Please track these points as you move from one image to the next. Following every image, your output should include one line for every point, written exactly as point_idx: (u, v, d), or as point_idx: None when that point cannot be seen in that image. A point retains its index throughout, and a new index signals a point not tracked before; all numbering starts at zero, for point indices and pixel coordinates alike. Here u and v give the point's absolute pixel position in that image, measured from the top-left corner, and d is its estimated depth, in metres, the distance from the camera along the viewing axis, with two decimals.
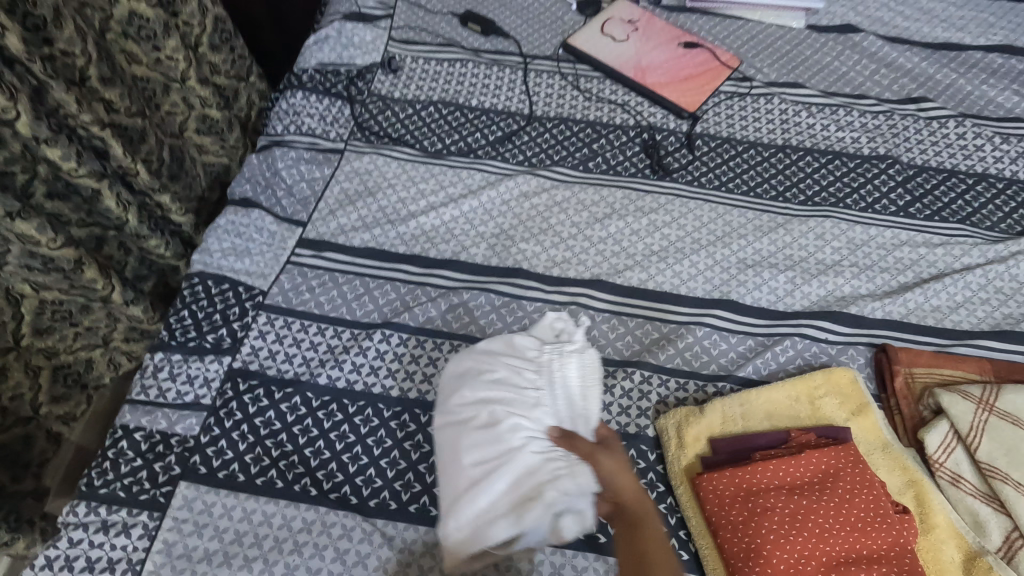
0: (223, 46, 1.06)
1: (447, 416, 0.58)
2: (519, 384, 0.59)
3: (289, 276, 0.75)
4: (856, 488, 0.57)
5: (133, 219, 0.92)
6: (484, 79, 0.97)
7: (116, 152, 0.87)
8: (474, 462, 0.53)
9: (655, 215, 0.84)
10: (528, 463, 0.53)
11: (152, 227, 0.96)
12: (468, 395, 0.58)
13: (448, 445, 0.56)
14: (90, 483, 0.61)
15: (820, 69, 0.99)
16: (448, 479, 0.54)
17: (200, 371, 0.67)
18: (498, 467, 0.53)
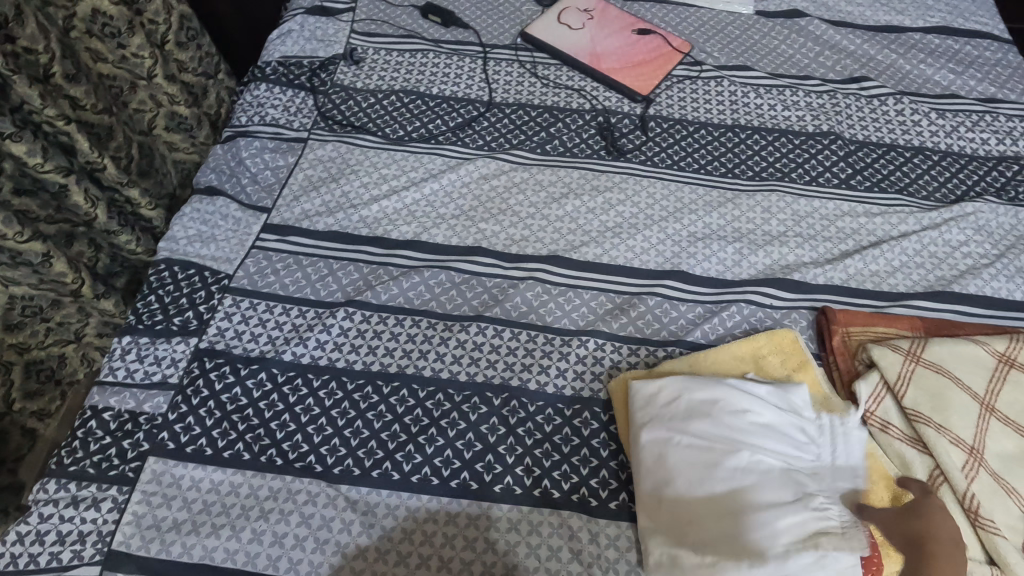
0: (189, 44, 1.07)
1: (697, 443, 0.57)
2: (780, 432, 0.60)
3: (254, 260, 0.78)
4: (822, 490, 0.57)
5: (102, 214, 0.93)
6: (444, 68, 1.00)
7: (83, 147, 0.88)
8: (735, 499, 0.54)
9: (610, 194, 0.87)
10: (809, 512, 0.53)
11: (122, 222, 0.97)
12: (727, 428, 0.58)
13: (703, 477, 0.55)
14: (60, 461, 0.63)
15: (768, 53, 1.04)
16: (703, 505, 0.54)
17: (167, 353, 0.70)
18: (776, 507, 0.53)
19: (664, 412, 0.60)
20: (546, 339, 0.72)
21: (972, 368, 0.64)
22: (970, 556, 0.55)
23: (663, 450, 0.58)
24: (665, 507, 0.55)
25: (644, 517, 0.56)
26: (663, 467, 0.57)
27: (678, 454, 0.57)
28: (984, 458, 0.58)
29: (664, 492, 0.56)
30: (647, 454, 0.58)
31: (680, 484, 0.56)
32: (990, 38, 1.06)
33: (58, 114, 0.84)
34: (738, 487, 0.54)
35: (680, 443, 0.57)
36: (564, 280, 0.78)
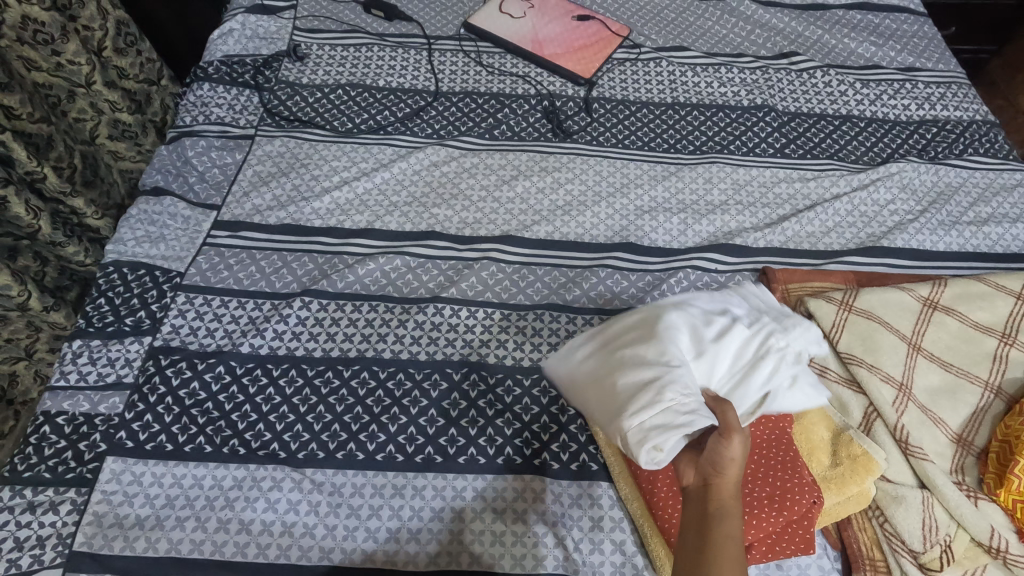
0: (128, 50, 1.05)
1: (617, 339, 0.60)
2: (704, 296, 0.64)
3: (206, 257, 0.77)
4: (764, 511, 0.55)
5: (46, 225, 0.91)
6: (390, 61, 1.01)
7: (20, 157, 0.86)
8: (655, 359, 0.56)
9: (559, 173, 0.89)
10: (748, 334, 0.60)
11: (68, 233, 0.96)
12: (639, 317, 0.61)
13: (627, 356, 0.57)
14: (13, 468, 0.62)
15: (703, 33, 1.08)
16: (649, 369, 0.55)
17: (121, 353, 0.70)
18: (721, 336, 0.58)
19: (586, 336, 0.63)
20: (503, 315, 0.74)
21: (901, 313, 0.68)
22: (904, 482, 0.60)
23: (596, 359, 0.60)
24: (616, 389, 0.55)
25: (607, 410, 0.55)
26: (610, 361, 0.58)
27: (611, 350, 0.59)
28: (912, 393, 0.63)
29: (611, 378, 0.56)
30: (586, 371, 0.60)
31: (626, 360, 0.57)
32: (907, 12, 1.12)
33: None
34: (673, 349, 0.56)
35: (612, 340, 0.60)
36: (517, 258, 0.80)
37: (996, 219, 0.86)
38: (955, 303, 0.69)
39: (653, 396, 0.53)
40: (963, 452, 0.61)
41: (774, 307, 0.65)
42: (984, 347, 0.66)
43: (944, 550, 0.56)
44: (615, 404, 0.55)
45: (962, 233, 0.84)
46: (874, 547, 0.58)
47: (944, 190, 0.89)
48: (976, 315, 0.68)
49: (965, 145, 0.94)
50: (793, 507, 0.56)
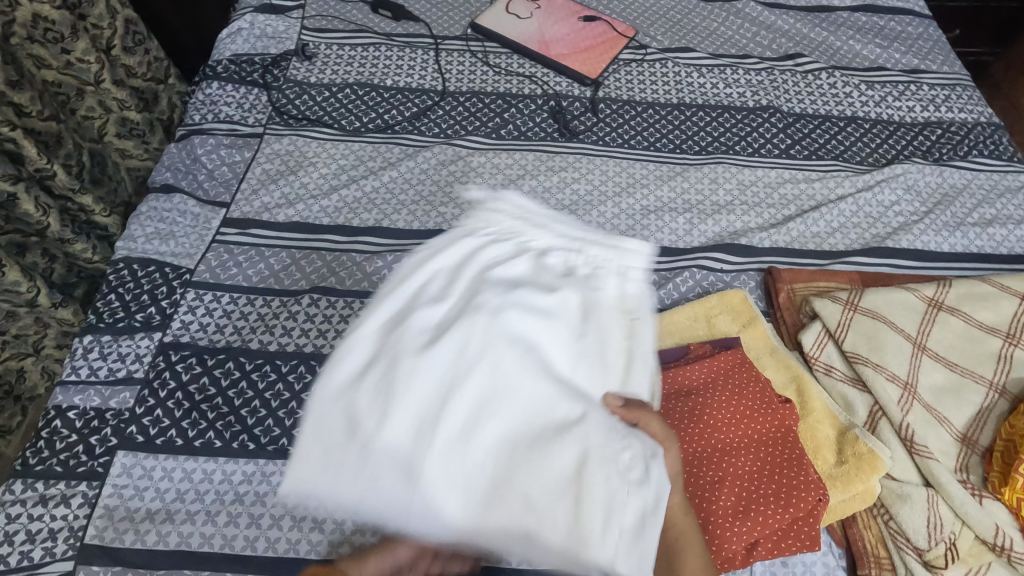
0: (136, 49, 1.05)
1: (474, 443, 0.49)
2: (443, 305, 0.54)
3: (215, 254, 0.78)
4: (770, 508, 0.56)
5: (55, 222, 0.92)
6: (398, 61, 1.01)
7: (31, 154, 0.87)
8: (543, 448, 0.49)
9: (565, 173, 0.89)
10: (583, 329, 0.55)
11: (77, 230, 0.96)
12: (469, 390, 0.50)
13: (511, 464, 0.49)
14: (25, 462, 0.62)
15: (709, 35, 1.08)
16: (551, 464, 0.49)
17: (131, 348, 0.70)
18: (573, 358, 0.54)
19: (411, 435, 0.49)
20: None
21: (906, 312, 0.68)
22: (908, 480, 0.60)
23: (467, 468, 0.49)
24: (526, 503, 0.48)
25: (524, 541, 0.48)
26: (498, 432, 0.50)
27: (484, 453, 0.49)
28: (916, 392, 0.63)
29: (511, 494, 0.48)
30: (456, 465, 0.49)
31: (516, 462, 0.49)
32: (912, 14, 1.13)
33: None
34: (550, 422, 0.50)
35: (465, 429, 0.49)
36: None
37: (1001, 221, 0.86)
38: (960, 303, 0.69)
39: (577, 506, 0.48)
40: (968, 451, 0.61)
41: (544, 219, 0.63)
42: (989, 347, 0.66)
43: (948, 548, 0.56)
44: (536, 532, 0.48)
45: (966, 234, 0.84)
46: (879, 545, 0.59)
47: (949, 191, 0.89)
48: (982, 315, 0.68)
49: (970, 147, 0.95)
50: (799, 504, 0.56)
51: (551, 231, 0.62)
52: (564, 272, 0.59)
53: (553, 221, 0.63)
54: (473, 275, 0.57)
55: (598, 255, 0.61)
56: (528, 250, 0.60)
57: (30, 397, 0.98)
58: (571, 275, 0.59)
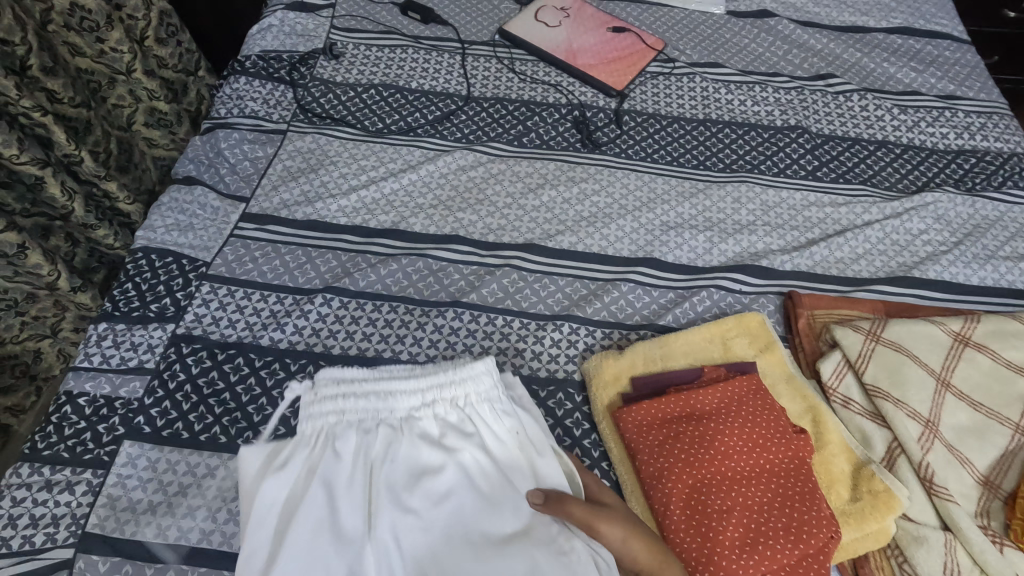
0: (168, 40, 1.06)
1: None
2: (329, 509, 0.51)
3: (232, 248, 0.78)
4: (780, 542, 0.54)
5: (80, 208, 0.93)
6: (424, 64, 1.01)
7: (60, 140, 0.89)
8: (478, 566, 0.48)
9: (585, 184, 0.88)
10: (476, 441, 0.55)
11: (100, 217, 0.98)
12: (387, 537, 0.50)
13: None
14: (33, 446, 0.63)
15: (739, 51, 1.07)
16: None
17: (144, 338, 0.71)
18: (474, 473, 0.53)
19: None
20: (521, 324, 0.74)
21: (930, 347, 0.66)
22: (926, 522, 0.58)
23: None
24: None
25: None
26: None
27: None
28: (938, 431, 0.61)
29: None
30: None
31: None
32: (950, 39, 1.10)
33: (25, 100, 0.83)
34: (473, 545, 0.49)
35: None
36: (539, 267, 0.80)
37: None
38: (987, 340, 0.67)
39: None
40: (989, 495, 0.59)
41: (360, 379, 0.56)
42: (1016, 388, 0.64)
43: None
44: None
45: (997, 268, 0.81)
46: None
47: (980, 222, 0.86)
48: (1010, 353, 0.66)
49: (1005, 178, 0.92)
50: (811, 539, 0.54)
51: (388, 398, 0.56)
52: (443, 430, 0.56)
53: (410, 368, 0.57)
54: (357, 487, 0.52)
55: (444, 397, 0.56)
56: (395, 428, 0.55)
57: (46, 377, 1.00)
58: (439, 426, 0.56)
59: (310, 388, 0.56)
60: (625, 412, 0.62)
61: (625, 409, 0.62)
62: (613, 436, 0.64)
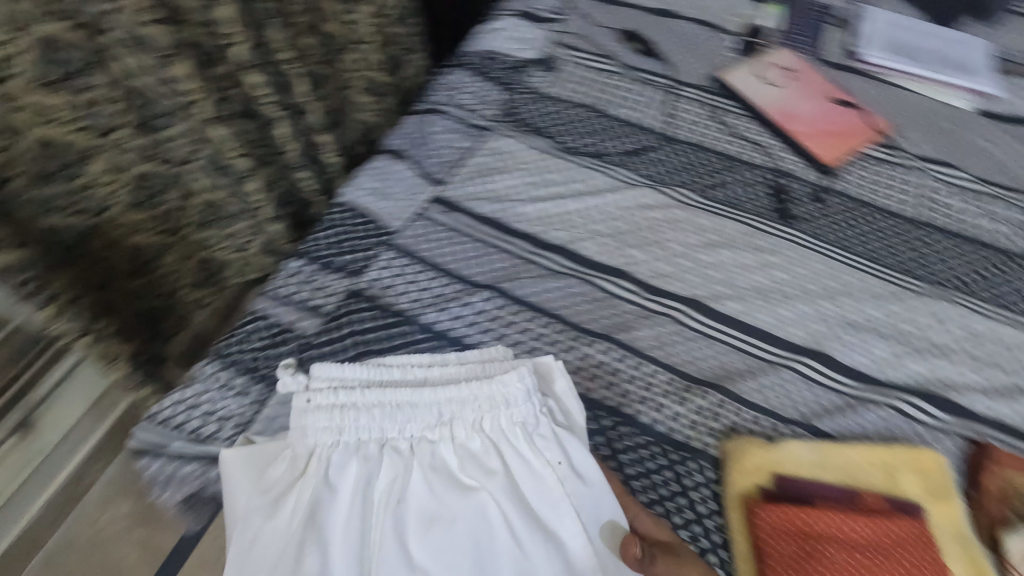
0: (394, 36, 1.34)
1: None
2: (331, 527, 0.55)
3: (418, 225, 0.84)
4: None
5: (293, 150, 1.16)
6: (631, 94, 1.02)
7: (297, 96, 1.12)
8: None
9: (767, 256, 0.84)
10: (491, 469, 0.58)
11: (303, 162, 1.20)
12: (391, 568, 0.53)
13: None
14: (223, 348, 0.73)
15: (980, 155, 0.95)
16: None
17: (327, 283, 0.79)
18: (486, 504, 0.56)
19: None
20: (668, 378, 0.72)
21: None
22: None
23: None
24: None
25: None
26: None
27: None
28: None
29: None
30: None
31: None
32: None
33: (279, 46, 1.05)
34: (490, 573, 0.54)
35: None
36: (700, 326, 0.77)
37: None
38: None
39: None
40: None
41: (357, 386, 0.60)
42: None
43: None
44: None
45: None
46: None
47: None
48: None
49: None
50: None
51: (394, 417, 0.58)
52: (451, 457, 0.58)
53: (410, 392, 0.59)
54: (358, 512, 0.56)
55: (467, 419, 0.59)
56: (400, 454, 0.58)
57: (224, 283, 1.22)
58: (456, 451, 0.59)
59: (302, 384, 0.60)
60: (764, 511, 0.59)
61: (765, 509, 0.59)
62: (741, 529, 0.60)
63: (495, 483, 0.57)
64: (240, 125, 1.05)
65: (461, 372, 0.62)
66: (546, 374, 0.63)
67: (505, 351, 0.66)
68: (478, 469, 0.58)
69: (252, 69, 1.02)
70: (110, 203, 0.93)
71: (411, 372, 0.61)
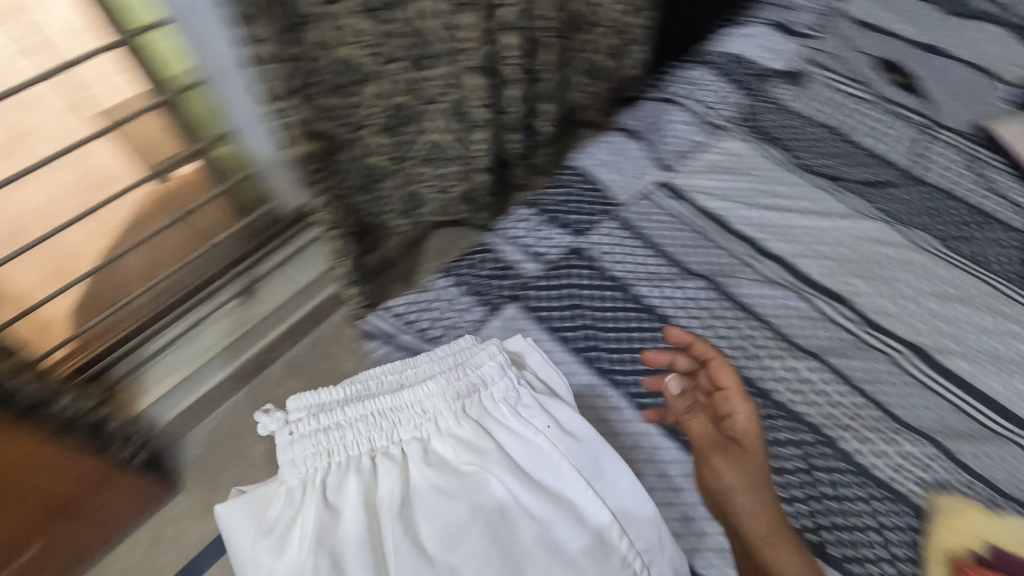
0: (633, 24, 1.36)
1: None
2: (346, 538, 0.57)
3: (642, 203, 0.88)
4: None
5: (516, 112, 1.26)
6: (881, 125, 0.98)
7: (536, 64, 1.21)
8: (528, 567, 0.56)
9: (1011, 324, 0.77)
10: (487, 452, 0.62)
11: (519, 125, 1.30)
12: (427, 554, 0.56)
13: None
14: (455, 269, 0.82)
15: None
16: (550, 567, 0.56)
17: (551, 236, 0.84)
18: (490, 489, 0.60)
19: None
20: (877, 416, 0.69)
21: None
22: None
23: None
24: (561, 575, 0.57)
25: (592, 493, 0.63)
26: None
27: None
28: None
29: None
30: None
31: None
32: None
33: (542, 13, 1.11)
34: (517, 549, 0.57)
35: None
36: (920, 375, 0.73)
37: None
38: None
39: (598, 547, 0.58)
40: None
41: (335, 405, 0.64)
42: None
43: None
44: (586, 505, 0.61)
45: None
46: None
47: None
48: None
49: None
50: None
51: (373, 424, 0.63)
52: (443, 454, 0.62)
53: (384, 400, 0.64)
54: (370, 519, 0.58)
55: (445, 407, 0.64)
56: (393, 458, 0.62)
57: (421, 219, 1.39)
58: (439, 437, 0.63)
59: (283, 419, 0.63)
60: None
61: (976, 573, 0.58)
62: None
63: (493, 466, 0.61)
64: (488, 81, 1.12)
65: (427, 365, 0.68)
66: (520, 348, 0.70)
67: (468, 339, 0.73)
68: (471, 455, 0.62)
69: (511, 31, 1.07)
70: (366, 124, 1.07)
71: (380, 378, 0.67)
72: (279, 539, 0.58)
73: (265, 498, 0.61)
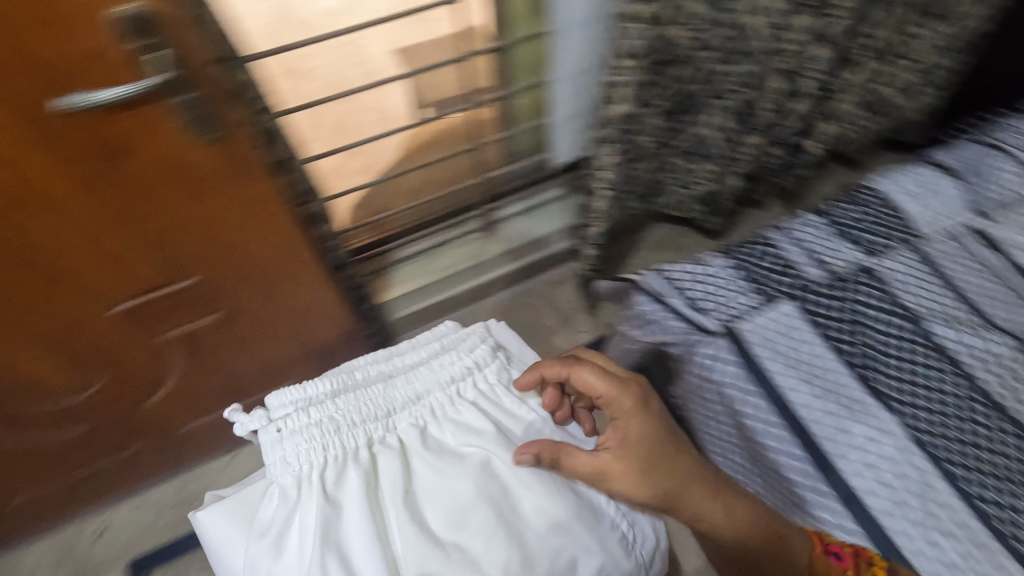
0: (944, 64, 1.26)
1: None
2: (349, 528, 0.65)
3: (948, 241, 0.82)
4: None
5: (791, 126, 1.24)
6: None
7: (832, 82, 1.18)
8: (534, 528, 0.65)
9: None
10: (473, 434, 0.73)
11: (786, 141, 1.28)
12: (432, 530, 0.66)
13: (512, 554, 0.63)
14: (733, 253, 0.85)
15: None
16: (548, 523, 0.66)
17: (838, 247, 0.83)
18: (482, 463, 0.70)
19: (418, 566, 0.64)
20: None
21: None
22: None
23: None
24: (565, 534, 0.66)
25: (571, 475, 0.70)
26: None
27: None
28: None
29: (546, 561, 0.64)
30: None
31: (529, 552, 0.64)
32: None
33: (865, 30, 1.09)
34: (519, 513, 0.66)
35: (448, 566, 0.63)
36: None
37: None
38: None
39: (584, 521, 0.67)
40: None
41: (324, 395, 0.74)
42: None
43: None
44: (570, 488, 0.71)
45: None
46: None
47: None
48: None
49: None
50: None
51: (363, 410, 0.73)
52: (431, 435, 0.74)
53: (373, 390, 0.75)
54: (369, 502, 0.67)
55: (438, 390, 0.76)
56: (384, 441, 0.73)
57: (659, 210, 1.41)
58: (435, 420, 0.75)
59: (265, 416, 0.71)
60: None
61: None
62: None
63: (482, 441, 0.72)
64: (786, 87, 1.13)
65: (418, 355, 0.79)
66: (500, 330, 0.86)
67: (449, 324, 0.85)
68: (455, 433, 0.73)
69: (826, 43, 1.07)
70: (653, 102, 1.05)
71: (366, 368, 0.78)
72: (290, 521, 0.67)
73: (264, 505, 0.69)
